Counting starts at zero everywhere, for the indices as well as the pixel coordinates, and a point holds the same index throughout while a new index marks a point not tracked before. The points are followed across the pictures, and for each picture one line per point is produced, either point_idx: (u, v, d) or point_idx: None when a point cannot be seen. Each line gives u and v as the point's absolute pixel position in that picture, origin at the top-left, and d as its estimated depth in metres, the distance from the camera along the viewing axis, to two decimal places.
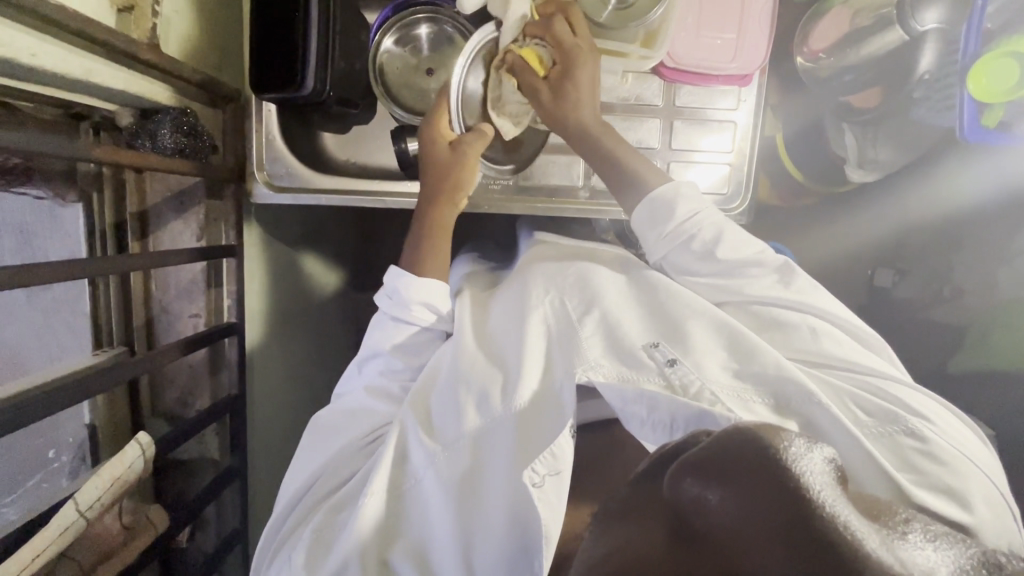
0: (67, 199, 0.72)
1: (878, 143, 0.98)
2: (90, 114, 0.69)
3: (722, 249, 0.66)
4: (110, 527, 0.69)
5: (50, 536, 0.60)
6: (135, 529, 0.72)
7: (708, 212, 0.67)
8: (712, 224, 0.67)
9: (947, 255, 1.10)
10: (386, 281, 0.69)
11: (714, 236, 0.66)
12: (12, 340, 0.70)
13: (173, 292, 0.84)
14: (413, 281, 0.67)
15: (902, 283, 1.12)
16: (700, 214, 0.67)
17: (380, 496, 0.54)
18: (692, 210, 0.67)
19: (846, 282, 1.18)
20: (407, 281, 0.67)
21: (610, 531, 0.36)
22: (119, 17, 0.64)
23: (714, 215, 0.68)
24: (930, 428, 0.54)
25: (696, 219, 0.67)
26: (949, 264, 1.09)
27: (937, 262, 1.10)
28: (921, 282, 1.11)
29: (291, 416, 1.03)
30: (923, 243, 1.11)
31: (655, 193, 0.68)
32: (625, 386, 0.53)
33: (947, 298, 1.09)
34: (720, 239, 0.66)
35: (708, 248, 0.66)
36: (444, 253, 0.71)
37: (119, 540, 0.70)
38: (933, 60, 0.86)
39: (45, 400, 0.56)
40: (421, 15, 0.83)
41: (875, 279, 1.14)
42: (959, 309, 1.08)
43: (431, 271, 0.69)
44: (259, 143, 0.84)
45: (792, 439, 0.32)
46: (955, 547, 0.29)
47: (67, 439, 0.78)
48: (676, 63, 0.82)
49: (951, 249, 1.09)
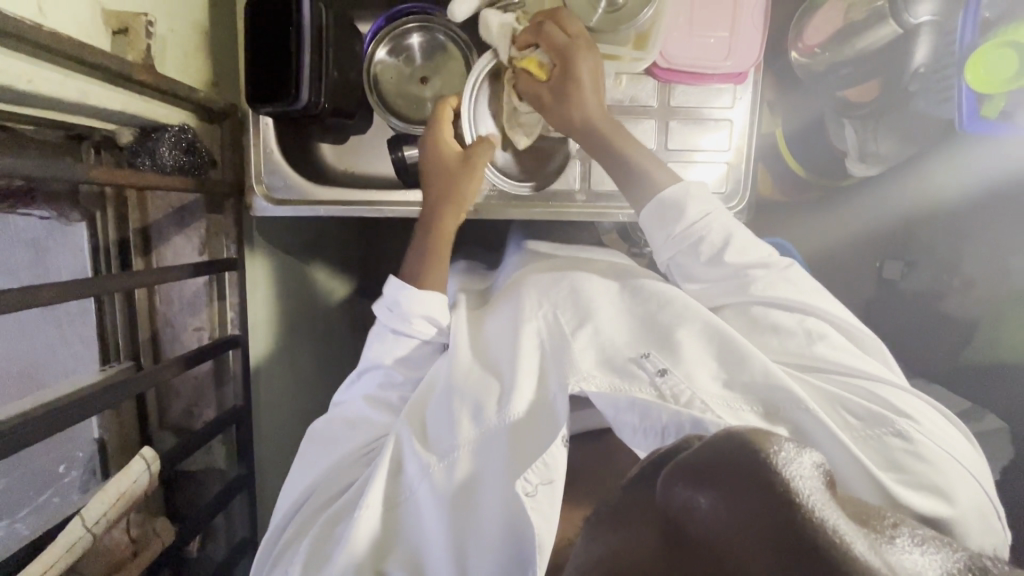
0: (71, 218, 0.72)
1: (879, 134, 0.95)
2: (90, 135, 0.70)
3: (731, 253, 0.66)
4: (117, 540, 0.70)
5: (59, 553, 0.60)
6: (142, 543, 0.72)
7: (718, 214, 0.67)
8: (722, 227, 0.66)
9: (959, 244, 1.07)
10: (385, 292, 0.69)
11: (723, 238, 0.66)
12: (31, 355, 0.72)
13: (176, 307, 0.84)
14: (414, 294, 0.67)
15: (910, 275, 1.12)
16: (712, 214, 0.67)
17: (378, 507, 0.54)
18: (702, 212, 0.67)
19: (856, 276, 1.19)
20: (409, 294, 0.67)
21: (601, 539, 0.36)
22: (114, 38, 0.65)
23: (723, 218, 0.67)
24: (918, 429, 0.54)
25: (707, 220, 0.66)
26: (960, 253, 1.07)
27: (943, 253, 1.08)
28: (930, 272, 1.09)
29: (300, 423, 1.05)
30: (934, 234, 1.10)
31: (665, 194, 0.67)
32: (617, 396, 0.53)
33: (956, 289, 1.05)
34: (729, 243, 0.66)
35: (716, 252, 0.66)
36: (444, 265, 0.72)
37: (126, 553, 0.70)
38: (929, 54, 0.84)
39: (48, 417, 0.56)
40: (412, 23, 0.84)
41: (882, 271, 1.15)
42: (968, 301, 1.04)
43: (431, 283, 0.70)
44: (259, 156, 0.85)
45: (781, 445, 0.31)
46: (940, 552, 0.28)
47: (77, 454, 0.78)
48: (668, 63, 0.82)
49: (962, 238, 1.08)
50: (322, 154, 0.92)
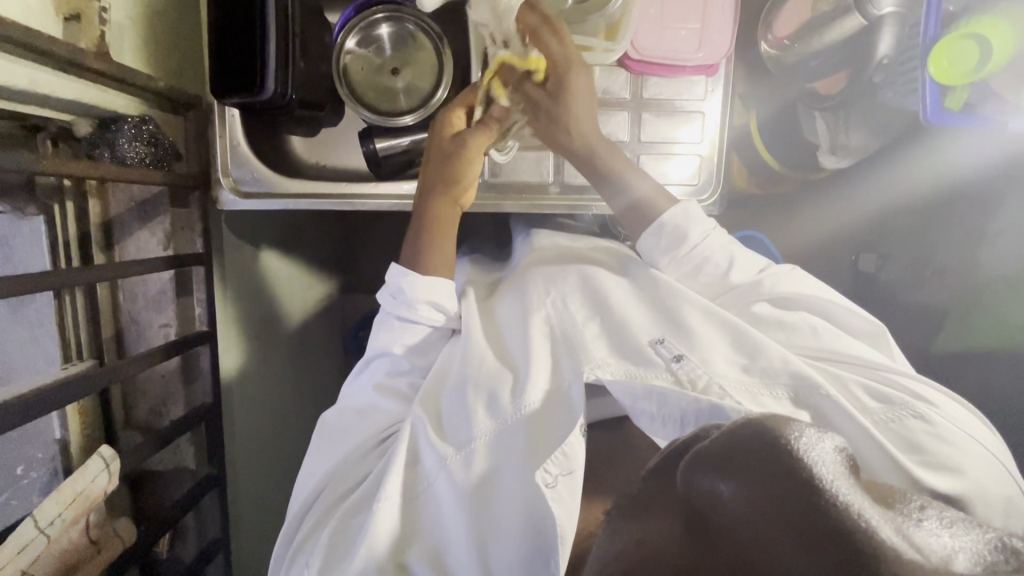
0: (26, 212, 0.66)
1: (851, 127, 0.99)
2: (46, 125, 0.64)
3: (738, 271, 0.69)
4: (74, 539, 0.65)
5: (8, 556, 0.58)
6: (101, 542, 0.68)
7: (718, 235, 0.70)
8: (723, 250, 0.69)
9: (932, 235, 1.12)
10: (388, 279, 0.66)
11: (726, 259, 0.70)
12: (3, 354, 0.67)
13: (142, 303, 0.80)
14: (419, 280, 0.64)
15: (886, 267, 1.16)
16: (711, 236, 0.69)
17: (396, 499, 0.53)
18: (702, 233, 0.69)
19: (831, 265, 1.23)
20: (411, 279, 0.64)
21: (626, 531, 0.36)
22: (66, 25, 0.60)
23: (722, 240, 0.70)
24: (939, 413, 0.56)
25: (708, 242, 0.69)
26: (931, 246, 1.12)
27: (919, 244, 1.14)
28: (906, 262, 1.15)
29: (277, 425, 1.00)
30: (910, 223, 1.15)
31: (665, 219, 0.70)
32: (634, 382, 0.53)
33: (929, 281, 1.12)
34: (733, 263, 0.70)
35: (723, 271, 0.69)
36: (444, 254, 0.68)
37: (85, 552, 0.66)
38: (892, 45, 0.88)
39: (11, 413, 0.52)
40: (380, 14, 0.79)
41: (859, 264, 1.20)
42: (941, 290, 1.11)
43: (432, 266, 0.66)
44: (225, 148, 0.81)
45: (802, 429, 0.32)
46: (969, 533, 0.29)
47: (37, 455, 0.72)
48: (640, 54, 0.83)
49: (938, 227, 1.12)
50: (290, 145, 0.87)
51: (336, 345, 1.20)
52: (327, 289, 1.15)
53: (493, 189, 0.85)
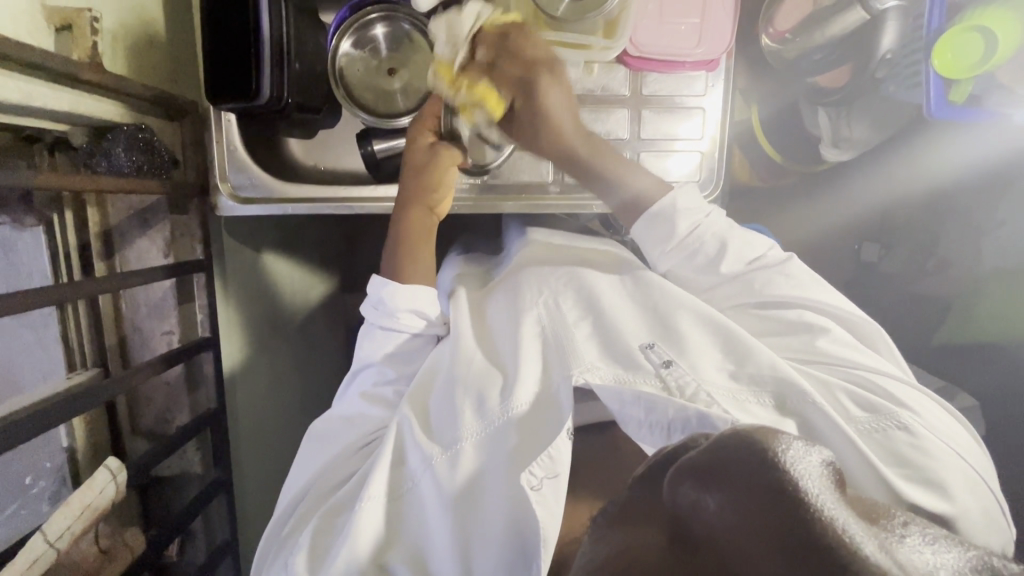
0: (26, 223, 0.67)
1: (853, 121, 0.98)
2: (42, 137, 0.64)
3: (728, 262, 0.69)
4: (85, 552, 0.66)
5: (20, 570, 0.57)
6: (112, 552, 0.69)
7: (710, 224, 0.69)
8: (715, 237, 0.69)
9: (936, 228, 1.10)
10: (369, 291, 0.66)
11: (718, 248, 0.69)
12: (8, 363, 0.68)
13: (144, 310, 0.80)
14: (398, 289, 0.65)
15: (888, 257, 1.14)
16: (702, 224, 0.69)
17: (380, 499, 0.54)
18: (692, 223, 0.69)
19: (834, 259, 1.19)
20: (392, 290, 0.64)
21: (610, 535, 0.35)
22: (58, 35, 0.60)
23: (717, 226, 0.70)
24: (921, 423, 0.55)
25: (698, 231, 0.69)
26: (937, 236, 1.09)
27: (921, 235, 1.11)
28: (907, 252, 1.12)
29: (282, 425, 1.01)
30: (914, 212, 1.11)
31: (654, 210, 0.69)
32: (623, 388, 0.53)
33: (932, 271, 1.11)
34: (724, 249, 0.69)
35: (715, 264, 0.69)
36: (423, 263, 0.68)
37: (95, 565, 0.67)
38: (895, 38, 0.86)
39: (15, 427, 0.53)
40: (374, 14, 0.79)
41: (861, 253, 1.16)
42: (945, 281, 1.10)
43: (413, 276, 0.67)
44: (223, 154, 0.81)
45: (789, 442, 0.31)
46: (952, 550, 0.29)
47: (45, 464, 0.73)
48: (639, 51, 0.82)
49: (939, 222, 1.10)
50: (289, 149, 0.87)
51: (339, 345, 1.21)
52: (329, 289, 1.15)
53: (491, 189, 0.85)
